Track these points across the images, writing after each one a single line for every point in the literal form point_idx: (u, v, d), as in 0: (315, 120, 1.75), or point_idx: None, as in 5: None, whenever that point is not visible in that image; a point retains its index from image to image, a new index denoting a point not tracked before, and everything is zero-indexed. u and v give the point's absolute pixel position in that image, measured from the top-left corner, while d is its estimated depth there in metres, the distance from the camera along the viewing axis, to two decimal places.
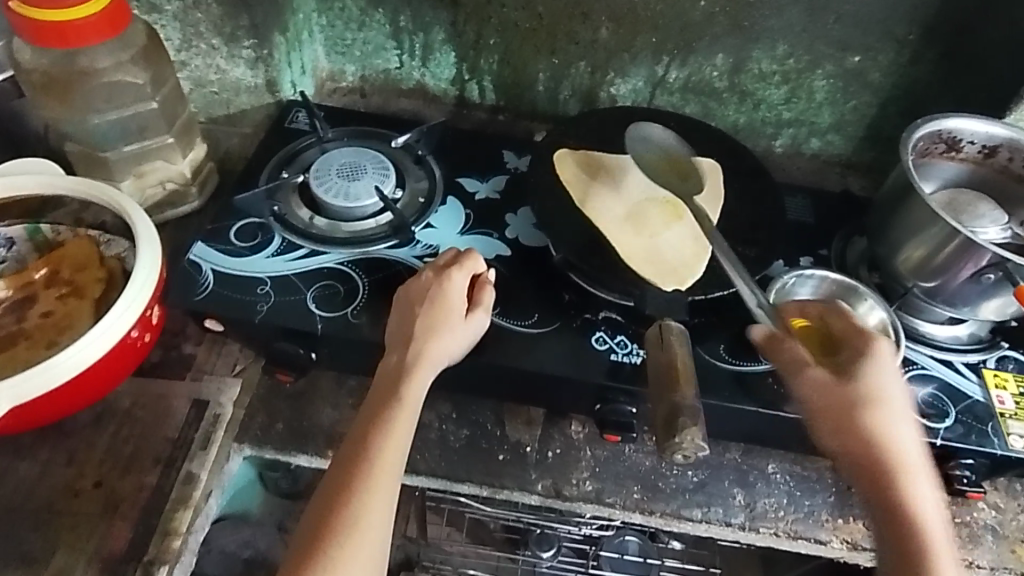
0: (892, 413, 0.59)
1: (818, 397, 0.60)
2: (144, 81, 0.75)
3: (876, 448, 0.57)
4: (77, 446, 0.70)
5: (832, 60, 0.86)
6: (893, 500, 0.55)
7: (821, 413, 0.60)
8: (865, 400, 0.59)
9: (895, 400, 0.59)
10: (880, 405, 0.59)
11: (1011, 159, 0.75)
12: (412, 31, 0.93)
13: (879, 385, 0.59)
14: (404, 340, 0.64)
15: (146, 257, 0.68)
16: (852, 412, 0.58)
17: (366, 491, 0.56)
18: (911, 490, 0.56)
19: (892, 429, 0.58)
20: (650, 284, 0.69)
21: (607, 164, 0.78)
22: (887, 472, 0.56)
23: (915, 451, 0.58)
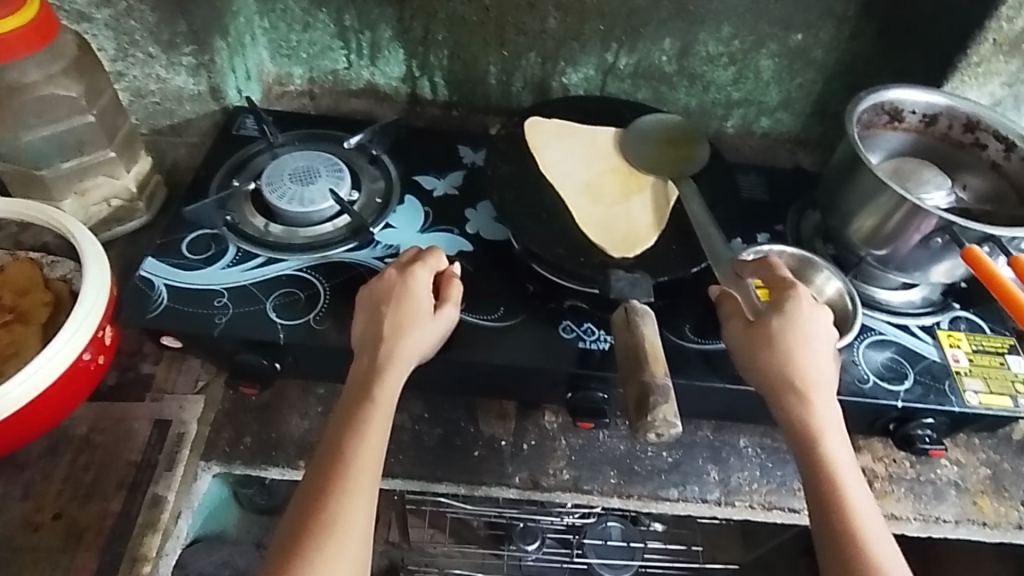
0: (805, 355, 0.59)
1: (741, 345, 0.60)
2: (77, 93, 0.71)
3: (795, 393, 0.58)
4: (32, 479, 0.67)
5: (776, 39, 0.88)
6: (812, 447, 0.57)
7: (743, 362, 0.60)
8: (778, 345, 0.59)
9: (809, 343, 0.60)
10: (796, 349, 0.59)
11: (951, 126, 0.77)
12: (358, 30, 0.91)
13: (797, 329, 0.60)
14: (372, 340, 0.63)
15: (95, 275, 0.65)
16: (769, 359, 0.59)
17: (344, 497, 0.55)
18: (827, 433, 0.57)
19: (808, 372, 0.59)
20: (598, 252, 0.70)
21: (574, 134, 0.80)
22: (804, 418, 0.57)
23: (829, 394, 0.59)
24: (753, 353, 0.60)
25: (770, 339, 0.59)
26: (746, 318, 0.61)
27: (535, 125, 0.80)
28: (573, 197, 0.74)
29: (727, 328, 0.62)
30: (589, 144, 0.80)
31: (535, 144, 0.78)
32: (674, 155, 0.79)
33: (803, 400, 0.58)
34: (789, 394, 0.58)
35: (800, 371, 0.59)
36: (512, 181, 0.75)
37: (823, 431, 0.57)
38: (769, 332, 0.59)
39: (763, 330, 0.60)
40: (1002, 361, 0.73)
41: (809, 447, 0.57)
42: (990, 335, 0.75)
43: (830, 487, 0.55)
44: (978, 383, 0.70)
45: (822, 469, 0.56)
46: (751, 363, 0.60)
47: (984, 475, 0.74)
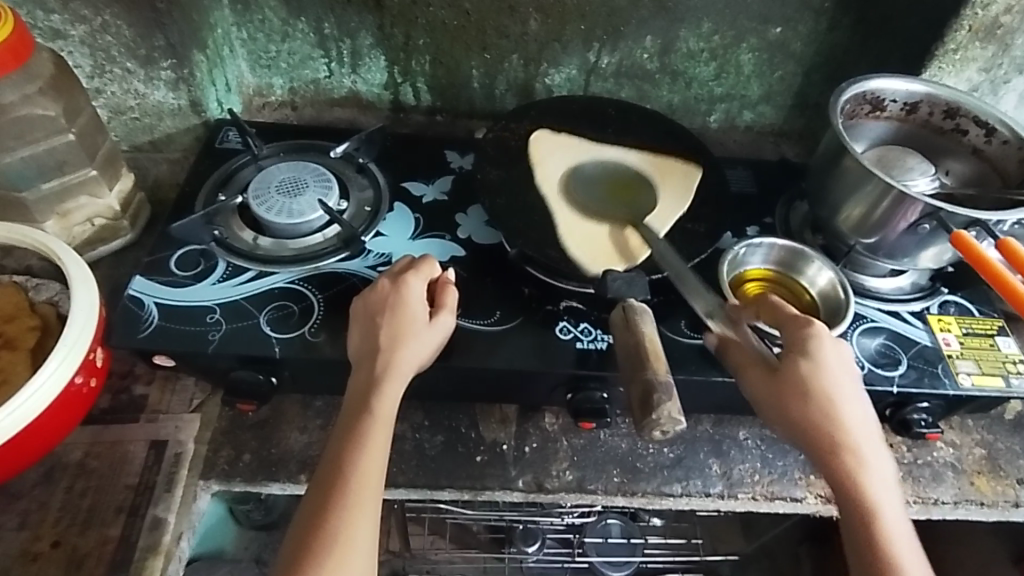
0: (837, 404, 0.58)
1: (767, 396, 0.59)
2: (56, 113, 0.69)
3: (833, 442, 0.57)
4: (28, 508, 0.65)
5: (755, 34, 0.89)
6: (857, 501, 0.55)
7: (771, 413, 0.59)
8: (810, 394, 0.57)
9: (837, 388, 0.58)
10: (829, 395, 0.58)
11: (932, 113, 0.78)
12: (338, 38, 0.90)
13: (825, 374, 0.58)
14: (370, 354, 0.62)
15: (84, 298, 0.64)
16: (802, 409, 0.57)
17: (349, 511, 0.55)
18: (871, 484, 0.56)
19: (841, 420, 0.57)
20: (577, 265, 0.70)
21: (580, 153, 0.79)
22: (847, 470, 0.56)
23: (869, 439, 0.58)
24: (781, 404, 0.58)
25: (801, 388, 0.58)
26: (766, 365, 0.60)
27: (548, 133, 0.80)
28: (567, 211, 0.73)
29: (744, 379, 0.61)
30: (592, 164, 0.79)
31: (538, 159, 0.77)
32: (680, 178, 0.78)
33: (842, 450, 0.57)
34: (827, 444, 0.57)
35: (835, 418, 0.57)
36: (500, 186, 0.75)
37: (867, 483, 0.56)
38: (796, 378, 0.58)
39: (791, 377, 0.58)
40: (992, 342, 0.74)
41: (853, 503, 0.55)
42: (979, 317, 0.76)
43: (877, 543, 0.54)
44: (970, 365, 0.71)
45: (871, 526, 0.54)
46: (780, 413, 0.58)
47: (979, 456, 0.75)
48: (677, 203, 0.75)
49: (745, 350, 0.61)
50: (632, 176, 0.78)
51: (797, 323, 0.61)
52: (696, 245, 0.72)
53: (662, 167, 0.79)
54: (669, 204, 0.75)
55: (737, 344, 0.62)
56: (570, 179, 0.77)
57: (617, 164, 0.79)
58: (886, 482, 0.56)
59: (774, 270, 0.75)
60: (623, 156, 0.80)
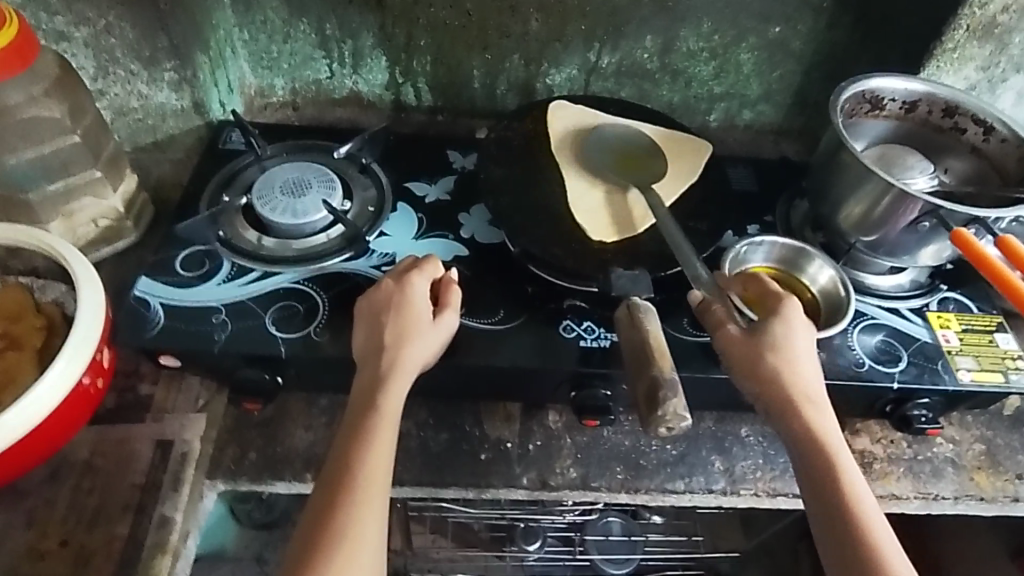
0: (807, 367, 0.59)
1: (742, 355, 0.60)
2: (61, 113, 0.70)
3: (803, 400, 0.58)
4: (35, 507, 0.66)
5: (755, 33, 0.89)
6: (827, 460, 0.56)
7: (745, 372, 0.59)
8: (785, 355, 0.59)
9: (806, 353, 0.60)
10: (802, 358, 0.60)
11: (931, 111, 0.79)
12: (340, 38, 0.91)
13: (798, 339, 0.61)
14: (376, 352, 0.62)
15: (91, 298, 0.65)
16: (779, 368, 0.59)
17: (357, 508, 0.55)
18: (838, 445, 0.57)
19: (810, 382, 0.59)
20: (577, 233, 0.72)
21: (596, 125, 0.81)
22: (817, 429, 0.57)
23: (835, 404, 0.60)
24: (755, 363, 0.59)
25: (777, 349, 0.59)
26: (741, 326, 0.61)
27: (564, 106, 0.82)
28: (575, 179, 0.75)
29: (721, 337, 0.61)
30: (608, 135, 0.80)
31: (552, 130, 0.80)
32: (687, 156, 0.79)
33: (812, 408, 0.58)
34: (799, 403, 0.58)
35: (805, 380, 0.59)
36: (503, 185, 0.76)
37: (835, 443, 0.57)
38: (772, 339, 0.60)
39: (767, 340, 0.60)
40: (991, 339, 0.75)
41: (823, 461, 0.56)
42: (978, 314, 0.77)
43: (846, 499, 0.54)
44: (970, 361, 0.72)
45: (840, 483, 0.55)
46: (750, 372, 0.59)
47: (978, 451, 0.76)
48: (680, 180, 0.77)
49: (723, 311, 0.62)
50: (648, 150, 0.79)
51: (774, 292, 0.64)
52: (698, 243, 0.73)
53: (675, 144, 0.80)
54: (674, 180, 0.77)
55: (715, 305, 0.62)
56: (582, 149, 0.78)
57: (632, 136, 0.80)
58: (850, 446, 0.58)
59: (776, 268, 0.76)
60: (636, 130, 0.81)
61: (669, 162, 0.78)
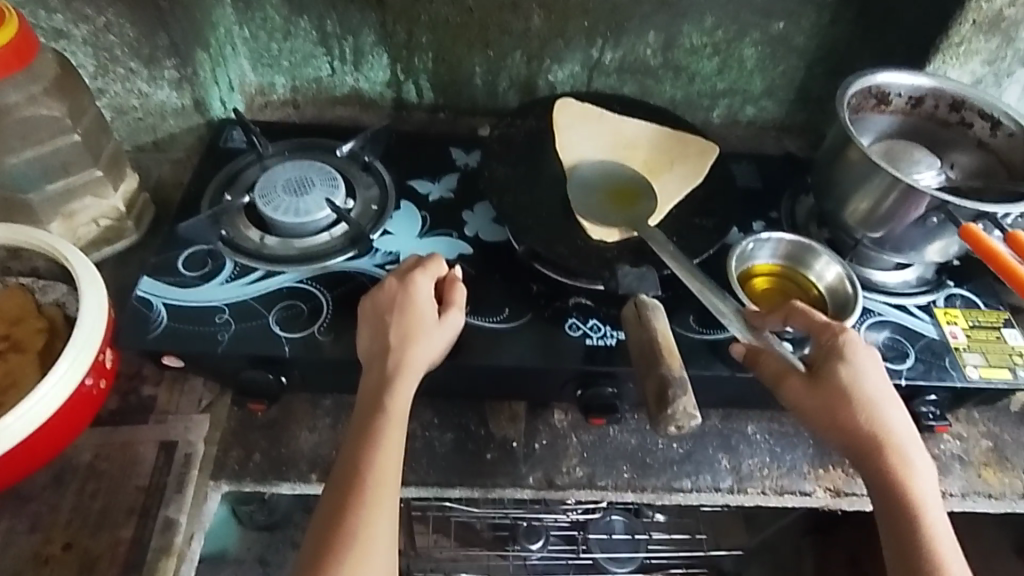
0: (879, 409, 0.58)
1: (812, 404, 0.58)
2: (61, 113, 0.69)
3: (881, 448, 0.57)
4: (39, 510, 0.65)
5: (758, 28, 0.89)
6: (910, 515, 0.55)
7: (816, 422, 0.58)
8: (855, 400, 0.57)
9: (878, 392, 0.58)
10: (875, 403, 0.58)
11: (937, 106, 0.78)
12: (340, 36, 0.90)
13: (869, 380, 0.58)
14: (382, 352, 0.62)
15: (92, 299, 0.64)
16: (851, 415, 0.57)
17: (365, 509, 0.55)
18: (921, 492, 0.56)
19: (883, 424, 0.58)
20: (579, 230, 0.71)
21: (602, 122, 0.81)
22: (896, 478, 0.57)
23: (915, 444, 0.58)
24: (821, 409, 0.58)
25: (847, 395, 0.58)
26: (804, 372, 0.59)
27: (571, 103, 0.82)
28: (579, 180, 0.76)
29: (780, 391, 0.59)
30: (613, 134, 0.80)
31: (558, 127, 0.80)
32: (693, 157, 0.78)
33: (891, 455, 0.57)
34: (877, 451, 0.57)
35: (878, 424, 0.58)
36: (507, 182, 0.75)
37: (918, 492, 0.56)
38: (839, 385, 0.58)
39: (831, 384, 0.58)
40: (998, 334, 0.74)
41: (903, 513, 0.56)
42: (984, 310, 0.77)
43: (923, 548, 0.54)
44: (977, 357, 0.72)
45: (921, 537, 0.55)
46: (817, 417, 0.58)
47: (986, 447, 0.75)
48: (687, 180, 0.76)
49: (777, 360, 0.60)
50: (654, 152, 0.79)
51: (830, 326, 0.61)
52: (704, 241, 0.72)
53: (681, 145, 0.79)
54: (678, 181, 0.76)
55: (769, 354, 0.60)
56: (586, 151, 0.79)
57: (637, 134, 0.80)
58: (934, 491, 0.57)
59: (782, 265, 0.76)
60: (642, 130, 0.80)
61: (675, 162, 0.78)
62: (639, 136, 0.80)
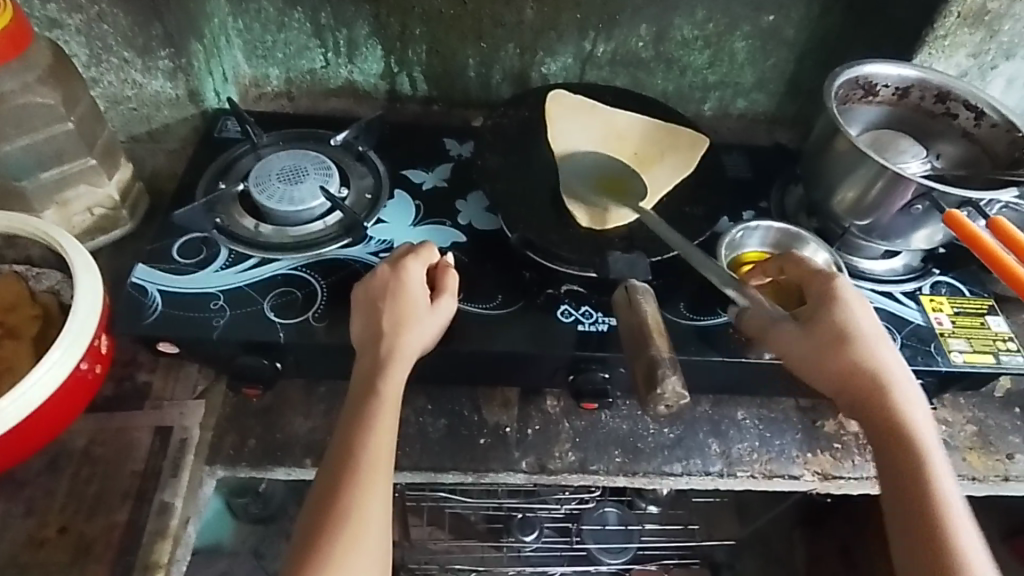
0: (871, 350, 0.59)
1: (803, 348, 0.60)
2: (55, 101, 0.69)
3: (874, 386, 0.59)
4: (35, 495, 0.66)
5: (748, 21, 0.90)
6: (902, 449, 0.56)
7: (808, 366, 0.60)
8: (847, 340, 0.59)
9: (871, 333, 0.60)
10: (865, 344, 0.59)
11: (923, 97, 0.80)
12: (334, 28, 0.90)
13: (858, 323, 0.60)
14: (374, 338, 0.63)
15: (87, 285, 0.64)
16: (842, 357, 0.59)
17: (360, 491, 0.55)
18: (916, 426, 0.57)
19: (876, 364, 0.59)
20: (570, 219, 0.72)
21: (595, 115, 0.82)
22: (889, 416, 0.57)
23: (908, 383, 0.59)
24: (814, 352, 0.59)
25: (836, 338, 0.59)
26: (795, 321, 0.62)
27: (564, 95, 0.83)
28: (571, 170, 0.76)
29: (770, 339, 0.62)
30: (606, 126, 0.81)
31: (550, 120, 0.81)
32: (683, 148, 0.79)
33: (884, 394, 0.58)
34: (870, 389, 0.58)
35: (870, 365, 0.59)
36: (500, 171, 0.76)
37: (913, 424, 0.57)
38: (829, 329, 0.60)
39: (822, 327, 0.60)
40: (983, 321, 0.76)
41: (897, 445, 0.56)
42: (969, 297, 0.78)
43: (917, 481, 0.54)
44: (962, 343, 0.73)
45: (912, 466, 0.55)
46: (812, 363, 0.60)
47: (971, 432, 0.77)
48: (677, 172, 0.77)
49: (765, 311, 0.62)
50: (644, 144, 0.80)
51: (819, 277, 0.63)
52: (694, 228, 0.73)
53: (671, 136, 0.80)
54: (668, 172, 0.77)
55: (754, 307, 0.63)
56: (577, 141, 0.79)
57: (630, 126, 0.81)
58: (930, 430, 0.57)
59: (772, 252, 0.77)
60: (632, 122, 0.81)
61: (666, 153, 0.79)
62: (632, 128, 0.81)
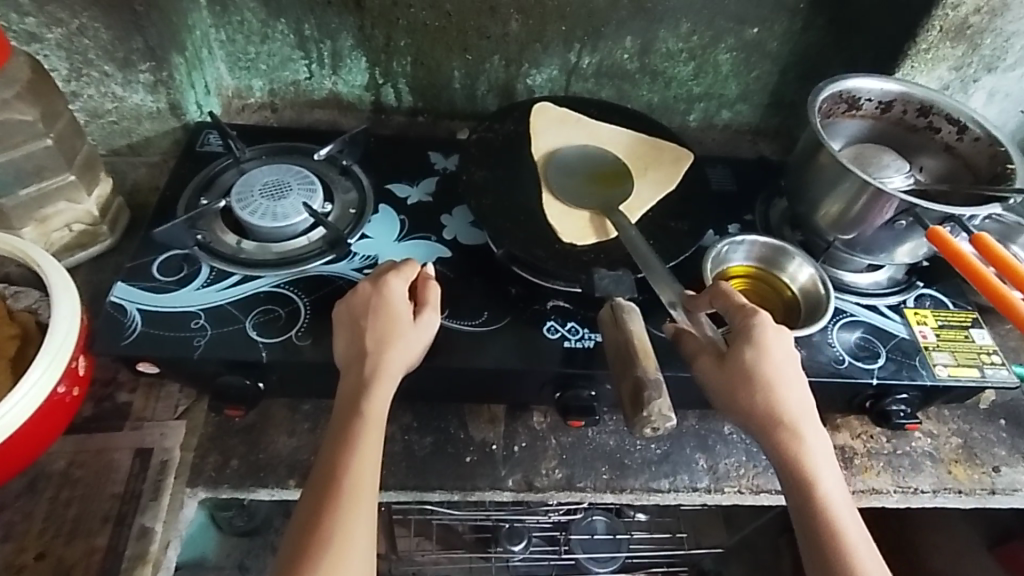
0: (778, 387, 0.57)
1: (717, 382, 0.58)
2: (34, 117, 0.68)
3: (785, 439, 0.56)
4: (12, 520, 0.64)
5: (732, 34, 0.90)
6: (809, 496, 0.54)
7: (720, 400, 0.58)
8: (755, 378, 0.57)
9: (785, 371, 0.57)
10: (771, 385, 0.57)
11: (905, 111, 0.80)
12: (318, 39, 0.90)
13: (766, 363, 0.57)
14: (358, 357, 0.62)
15: (65, 306, 0.63)
16: (748, 397, 0.57)
17: (344, 514, 0.54)
18: (820, 473, 0.55)
19: (787, 404, 0.57)
20: (552, 232, 0.72)
21: (581, 128, 0.82)
22: (794, 459, 0.55)
23: (813, 424, 0.57)
24: (729, 391, 0.58)
25: (748, 378, 0.57)
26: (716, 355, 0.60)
27: (548, 105, 0.83)
28: (555, 179, 0.76)
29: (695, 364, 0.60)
30: (589, 139, 0.81)
31: (535, 130, 0.80)
32: (668, 164, 0.79)
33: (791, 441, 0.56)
34: (775, 432, 0.56)
35: (777, 407, 0.56)
36: (485, 185, 0.75)
37: (813, 466, 0.55)
38: (738, 370, 0.57)
39: (734, 366, 0.58)
40: (967, 334, 0.76)
41: (806, 496, 0.55)
42: (953, 310, 0.79)
43: (828, 531, 0.53)
44: (946, 356, 0.73)
45: (820, 516, 0.53)
46: (727, 399, 0.58)
47: (955, 445, 0.77)
48: (659, 188, 0.77)
49: (699, 339, 0.61)
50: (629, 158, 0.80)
51: (744, 310, 0.60)
52: (681, 241, 0.73)
53: (656, 152, 0.80)
54: (650, 188, 0.77)
55: (691, 335, 0.62)
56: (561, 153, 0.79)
57: (612, 140, 0.82)
58: (833, 472, 0.56)
59: (756, 266, 0.77)
60: (615, 137, 0.82)
61: (649, 169, 0.79)
62: (617, 141, 0.81)
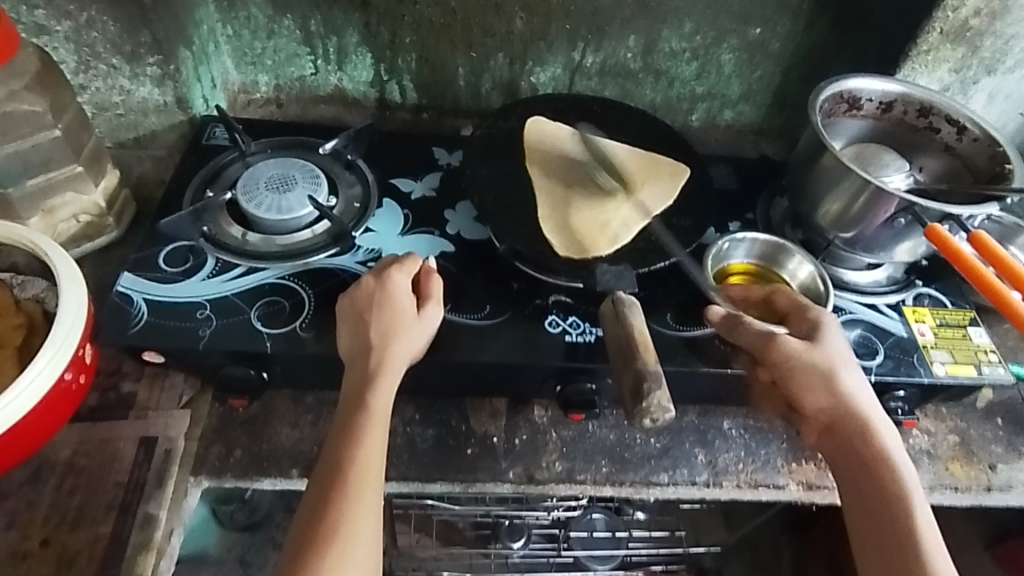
0: (853, 380, 0.62)
1: (789, 370, 0.62)
2: (42, 108, 0.68)
3: (859, 424, 0.60)
4: (16, 507, 0.65)
5: (735, 34, 0.91)
6: (886, 476, 0.58)
7: (794, 387, 0.62)
8: (835, 366, 0.62)
9: (855, 367, 0.63)
10: (846, 375, 0.62)
11: (906, 112, 0.81)
12: (324, 35, 0.90)
13: (839, 356, 0.63)
14: (363, 350, 0.62)
15: (72, 295, 0.64)
16: (823, 385, 0.61)
17: (349, 503, 0.55)
18: (893, 459, 0.59)
19: (860, 395, 0.62)
20: (548, 249, 0.71)
21: (575, 139, 0.80)
22: (869, 443, 0.60)
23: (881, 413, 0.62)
24: (800, 378, 0.62)
25: (824, 366, 0.62)
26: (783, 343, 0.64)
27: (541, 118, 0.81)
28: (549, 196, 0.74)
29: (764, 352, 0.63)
30: (585, 148, 0.79)
31: (529, 142, 0.79)
32: (666, 176, 0.77)
33: (865, 423, 0.60)
34: (851, 419, 0.61)
35: (851, 396, 0.61)
36: (489, 181, 0.76)
37: (888, 451, 0.60)
38: (815, 359, 0.62)
39: (812, 356, 0.62)
40: (965, 332, 0.77)
41: (881, 475, 0.58)
42: (951, 308, 0.79)
43: (903, 507, 0.57)
44: (944, 355, 0.74)
45: (897, 494, 0.57)
46: (801, 387, 0.62)
47: (953, 442, 0.78)
48: (658, 201, 0.75)
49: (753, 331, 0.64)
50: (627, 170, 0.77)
51: (813, 308, 0.66)
52: (682, 238, 0.74)
53: (653, 163, 0.78)
54: (648, 202, 0.75)
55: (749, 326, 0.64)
56: (554, 166, 0.77)
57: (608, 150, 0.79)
58: (904, 459, 0.60)
59: (756, 263, 0.78)
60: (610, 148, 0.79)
61: (647, 181, 0.77)
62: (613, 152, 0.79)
